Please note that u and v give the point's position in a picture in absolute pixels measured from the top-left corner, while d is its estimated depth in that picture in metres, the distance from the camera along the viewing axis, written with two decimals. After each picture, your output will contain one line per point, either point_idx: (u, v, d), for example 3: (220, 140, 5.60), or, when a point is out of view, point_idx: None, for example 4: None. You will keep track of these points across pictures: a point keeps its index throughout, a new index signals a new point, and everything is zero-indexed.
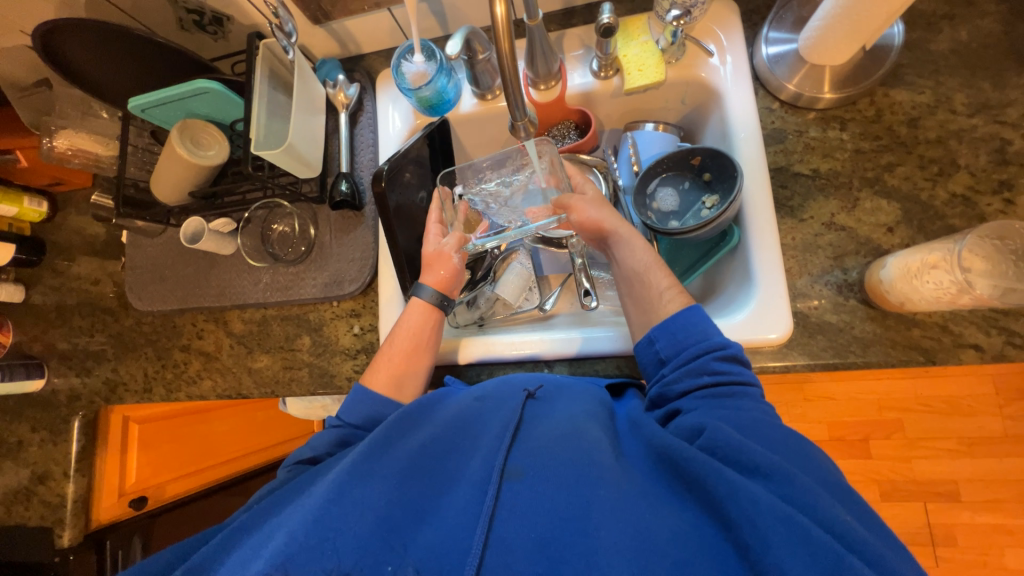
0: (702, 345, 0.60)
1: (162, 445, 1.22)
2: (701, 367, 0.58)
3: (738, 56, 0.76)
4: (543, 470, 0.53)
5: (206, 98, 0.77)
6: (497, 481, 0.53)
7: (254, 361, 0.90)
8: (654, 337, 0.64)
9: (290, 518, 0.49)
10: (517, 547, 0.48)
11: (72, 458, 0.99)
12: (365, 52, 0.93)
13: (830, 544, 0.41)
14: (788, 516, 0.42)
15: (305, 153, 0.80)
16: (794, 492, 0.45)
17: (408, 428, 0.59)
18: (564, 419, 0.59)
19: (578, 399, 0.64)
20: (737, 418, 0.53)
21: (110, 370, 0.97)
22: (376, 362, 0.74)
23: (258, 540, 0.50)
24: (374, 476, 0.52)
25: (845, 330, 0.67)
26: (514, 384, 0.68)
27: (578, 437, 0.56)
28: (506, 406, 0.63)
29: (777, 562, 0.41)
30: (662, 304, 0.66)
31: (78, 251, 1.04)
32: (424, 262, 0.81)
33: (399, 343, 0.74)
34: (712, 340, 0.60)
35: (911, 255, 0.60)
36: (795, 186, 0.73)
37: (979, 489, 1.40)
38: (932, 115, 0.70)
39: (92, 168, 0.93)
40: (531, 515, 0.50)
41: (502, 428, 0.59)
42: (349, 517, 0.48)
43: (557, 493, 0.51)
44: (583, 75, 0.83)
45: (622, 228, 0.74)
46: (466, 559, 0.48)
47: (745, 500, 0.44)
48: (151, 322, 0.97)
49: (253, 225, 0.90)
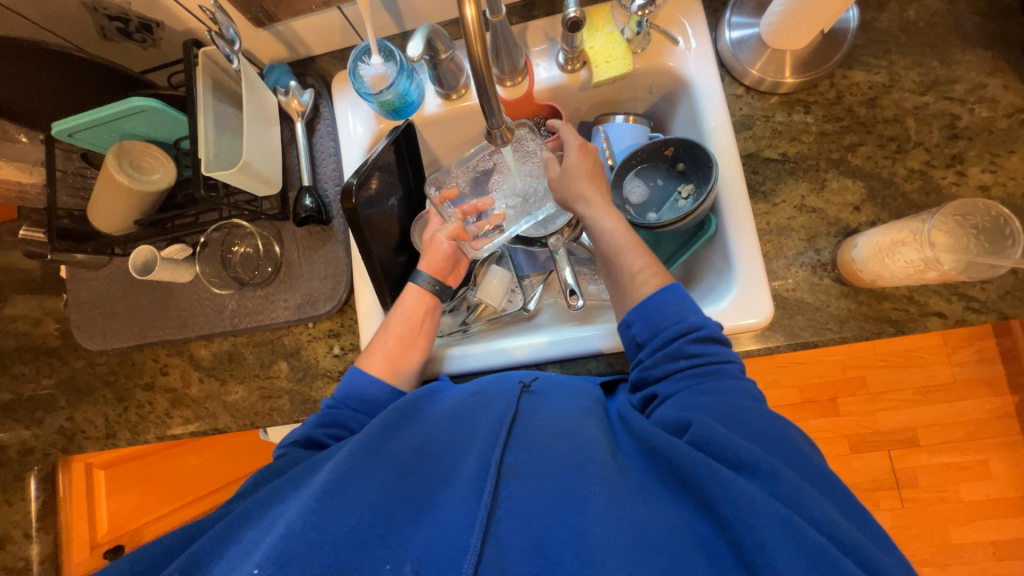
0: (677, 325, 0.60)
1: (131, 489, 1.15)
2: (675, 350, 0.59)
3: (703, 43, 0.76)
4: (543, 468, 0.52)
5: (143, 117, 0.69)
6: (495, 479, 0.51)
7: (229, 394, 0.84)
8: (631, 321, 0.64)
9: (288, 511, 0.48)
10: (513, 549, 0.47)
11: (33, 516, 0.91)
12: (316, 53, 0.87)
13: (824, 546, 0.41)
14: (781, 516, 0.43)
15: (263, 170, 0.74)
16: (782, 489, 0.45)
17: (401, 425, 0.58)
18: (563, 415, 0.59)
19: (575, 396, 0.63)
20: (720, 410, 0.53)
21: (64, 419, 0.89)
22: (370, 346, 0.73)
23: (252, 534, 0.48)
24: (370, 471, 0.51)
25: (822, 309, 0.69)
26: (510, 378, 0.67)
27: (574, 434, 0.56)
28: (502, 398, 0.61)
29: (771, 560, 0.41)
30: (635, 287, 0.66)
31: (11, 290, 0.94)
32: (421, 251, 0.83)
33: (397, 328, 0.73)
34: (688, 320, 0.60)
35: (881, 234, 0.63)
36: (766, 171, 0.74)
37: (934, 432, 1.52)
38: (888, 94, 0.72)
39: (15, 199, 0.83)
40: (529, 513, 0.49)
41: (498, 421, 0.57)
42: (348, 511, 0.47)
43: (553, 489, 0.50)
44: (549, 68, 0.81)
45: (593, 206, 0.73)
46: (464, 558, 0.47)
47: (740, 500, 0.44)
48: (107, 361, 0.89)
49: (211, 249, 0.84)
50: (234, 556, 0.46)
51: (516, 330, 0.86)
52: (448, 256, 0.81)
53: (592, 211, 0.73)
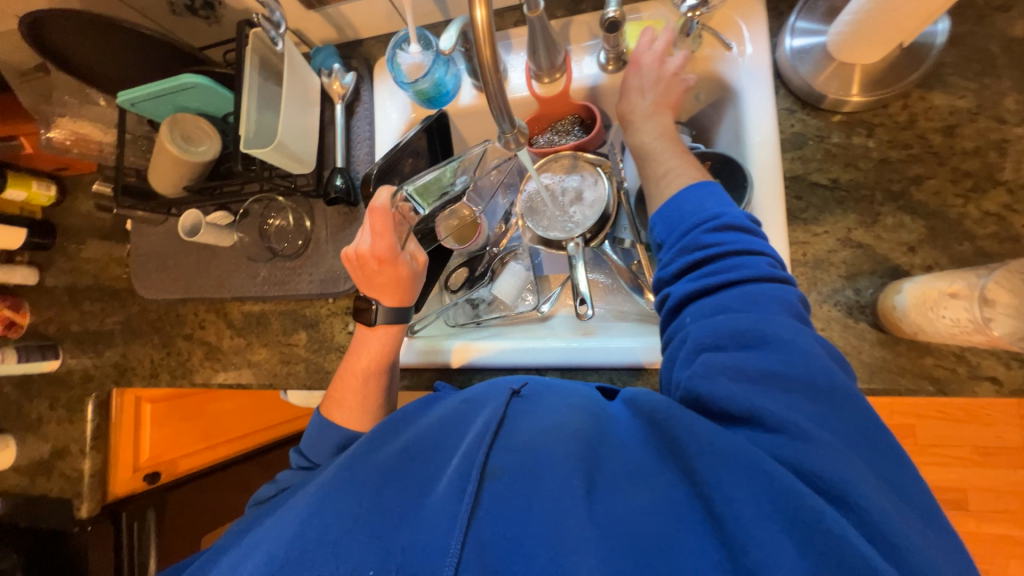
0: (677, 245, 0.56)
1: (174, 423, 1.23)
2: (706, 263, 0.53)
3: (759, 51, 0.70)
4: (524, 468, 0.50)
5: (194, 93, 0.74)
6: (477, 479, 0.50)
7: (254, 353, 0.91)
8: (653, 224, 0.61)
9: (274, 534, 0.52)
10: (490, 545, 0.46)
11: (88, 435, 1.03)
12: (363, 37, 0.89)
13: (800, 493, 0.40)
14: (753, 465, 0.42)
15: (297, 150, 0.77)
16: (775, 441, 0.43)
17: (389, 436, 0.61)
18: (552, 413, 0.56)
19: (567, 397, 0.58)
20: (735, 328, 0.49)
21: (120, 355, 1.00)
22: (341, 399, 0.74)
23: (242, 552, 0.54)
24: (354, 484, 0.54)
25: (852, 355, 0.64)
26: (501, 385, 0.63)
27: (563, 429, 0.53)
28: (491, 404, 0.60)
29: (765, 552, 0.38)
30: (660, 190, 0.63)
31: (88, 235, 1.06)
32: (379, 282, 0.73)
33: (361, 361, 0.75)
34: (689, 234, 0.56)
35: (930, 282, 0.56)
36: (811, 197, 0.67)
37: (988, 499, 1.37)
38: (972, 123, 0.63)
39: (93, 156, 0.93)
40: (506, 514, 0.47)
41: (484, 425, 0.56)
42: (332, 526, 0.50)
43: (533, 486, 0.48)
44: (590, 67, 0.78)
45: (640, 109, 0.69)
46: (444, 559, 0.46)
47: (718, 453, 0.43)
48: (157, 309, 0.99)
49: (251, 219, 0.89)
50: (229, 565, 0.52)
51: (526, 330, 0.86)
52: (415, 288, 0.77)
53: (636, 112, 0.69)
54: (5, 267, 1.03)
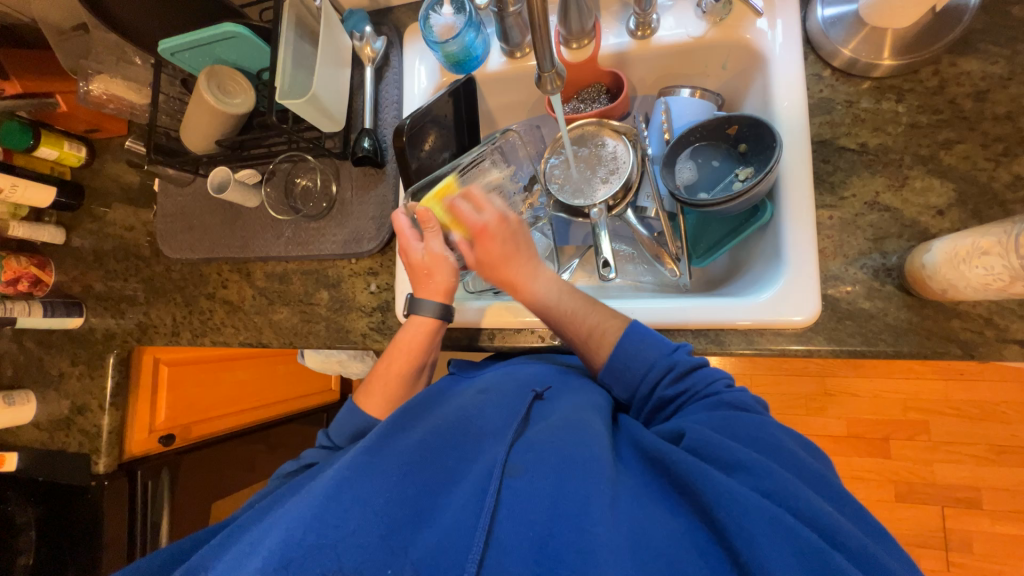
0: (650, 373, 0.62)
1: (190, 388, 1.24)
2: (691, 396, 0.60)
3: (789, 19, 0.70)
4: (544, 467, 0.52)
5: (233, 43, 0.76)
6: (498, 478, 0.52)
7: (275, 313, 0.92)
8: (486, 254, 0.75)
9: (286, 516, 0.48)
10: (516, 551, 0.46)
11: (108, 392, 1.05)
12: (394, 3, 0.90)
13: (810, 540, 0.41)
14: (771, 515, 0.42)
15: (329, 105, 0.79)
16: (771, 484, 0.45)
17: (409, 419, 0.61)
18: (569, 412, 0.60)
19: (588, 394, 0.65)
20: (710, 418, 0.55)
21: (142, 313, 1.02)
22: (370, 383, 0.76)
23: (245, 546, 0.48)
24: (375, 470, 0.52)
25: (878, 317, 0.63)
26: (519, 381, 0.68)
27: (579, 430, 0.56)
28: (511, 404, 0.63)
29: (762, 560, 0.40)
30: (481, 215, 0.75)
31: (114, 197, 1.08)
32: (417, 271, 0.75)
33: (395, 355, 0.74)
34: (657, 364, 0.62)
35: (961, 239, 0.55)
36: (838, 160, 0.68)
37: (1002, 498, 1.35)
38: (1003, 88, 0.63)
39: (126, 115, 0.95)
40: (529, 511, 0.49)
41: (507, 422, 0.61)
42: (349, 514, 0.47)
43: (557, 488, 0.50)
44: (618, 34, 0.79)
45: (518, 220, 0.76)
46: (465, 558, 0.47)
47: (733, 501, 0.44)
48: (180, 269, 1.00)
49: (278, 178, 0.90)
50: (230, 559, 0.47)
51: None
52: (455, 277, 0.76)
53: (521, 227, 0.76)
54: (33, 225, 1.05)
